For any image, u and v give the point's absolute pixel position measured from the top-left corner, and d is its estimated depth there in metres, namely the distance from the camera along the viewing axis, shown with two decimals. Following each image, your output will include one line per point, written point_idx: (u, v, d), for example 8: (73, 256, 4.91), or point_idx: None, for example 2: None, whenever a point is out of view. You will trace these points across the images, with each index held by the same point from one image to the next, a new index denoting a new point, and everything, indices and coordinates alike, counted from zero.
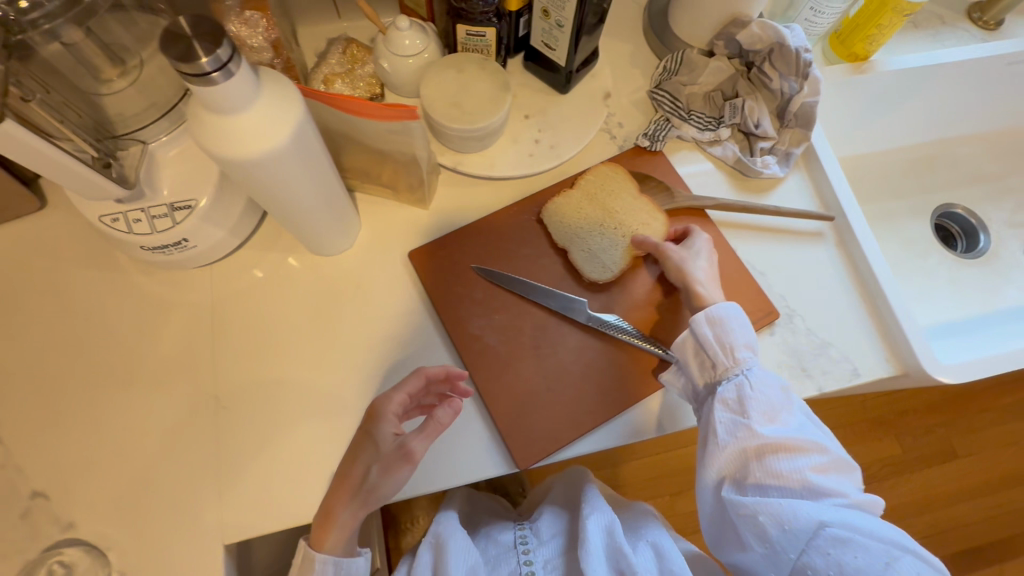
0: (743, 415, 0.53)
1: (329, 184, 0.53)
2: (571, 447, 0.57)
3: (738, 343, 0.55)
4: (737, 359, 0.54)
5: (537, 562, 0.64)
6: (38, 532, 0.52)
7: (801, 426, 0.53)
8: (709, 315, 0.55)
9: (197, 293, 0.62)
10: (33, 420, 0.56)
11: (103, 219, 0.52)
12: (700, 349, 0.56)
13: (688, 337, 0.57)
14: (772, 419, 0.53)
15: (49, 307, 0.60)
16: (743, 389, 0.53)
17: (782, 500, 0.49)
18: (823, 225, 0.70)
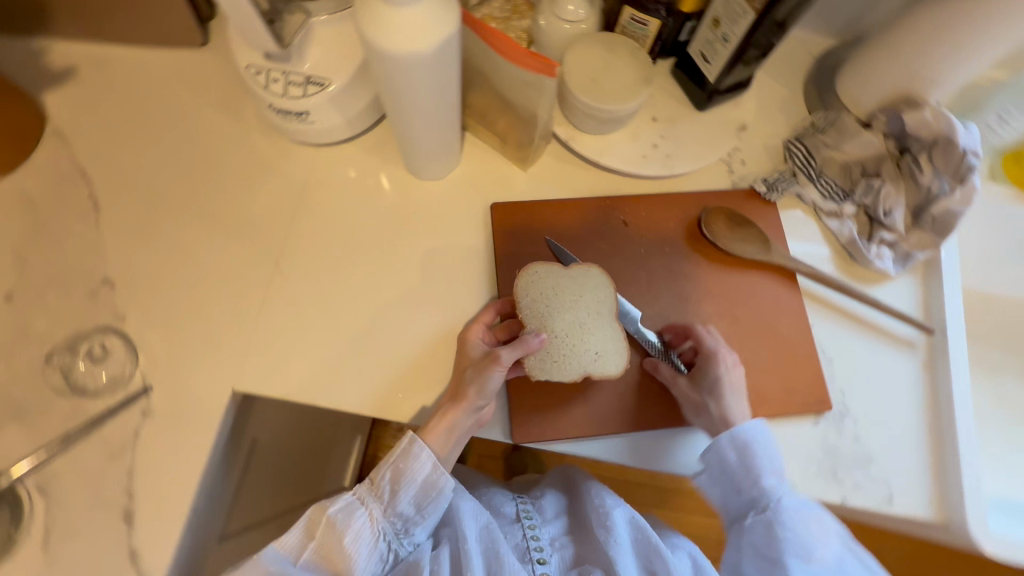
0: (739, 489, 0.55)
1: (448, 108, 0.55)
2: (565, 442, 0.57)
3: (751, 437, 0.54)
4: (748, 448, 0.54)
5: (544, 537, 0.68)
6: (95, 312, 0.58)
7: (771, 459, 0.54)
8: (735, 437, 0.54)
9: (296, 166, 0.65)
10: (126, 219, 0.62)
11: (248, 69, 0.56)
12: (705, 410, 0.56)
13: (712, 457, 0.55)
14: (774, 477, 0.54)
15: (175, 131, 0.66)
16: (775, 527, 0.53)
17: None
18: (917, 339, 0.64)
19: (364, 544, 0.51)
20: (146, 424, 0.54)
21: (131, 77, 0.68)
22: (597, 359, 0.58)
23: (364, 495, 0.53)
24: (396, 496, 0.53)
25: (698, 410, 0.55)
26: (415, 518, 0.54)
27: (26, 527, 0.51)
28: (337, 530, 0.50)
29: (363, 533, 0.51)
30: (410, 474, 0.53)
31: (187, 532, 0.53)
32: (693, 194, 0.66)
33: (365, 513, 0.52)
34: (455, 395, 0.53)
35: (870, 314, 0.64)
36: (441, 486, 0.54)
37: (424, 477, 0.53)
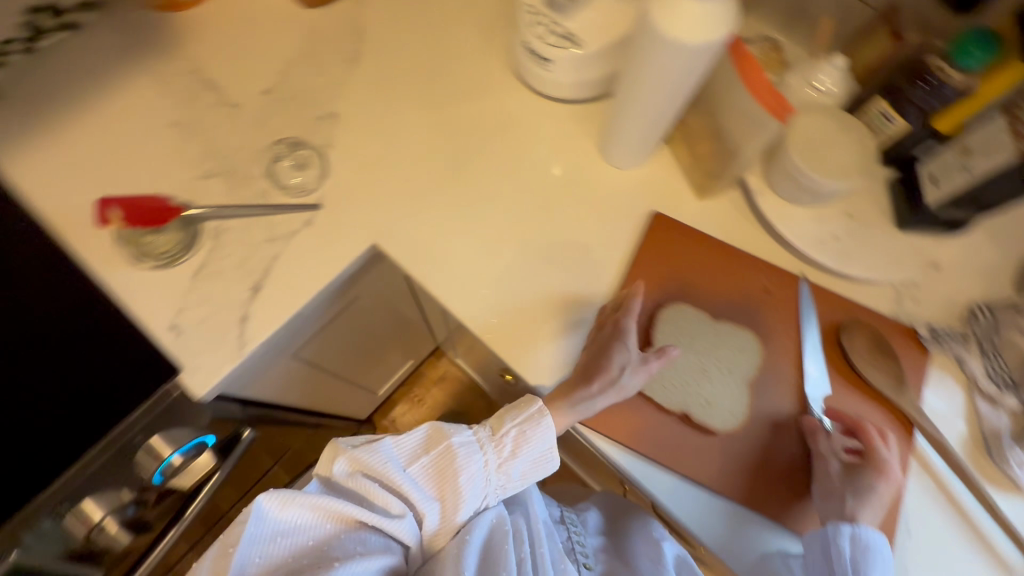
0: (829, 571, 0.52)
1: (669, 107, 0.59)
2: (613, 450, 0.58)
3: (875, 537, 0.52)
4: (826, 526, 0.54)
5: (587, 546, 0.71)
6: (312, 132, 0.69)
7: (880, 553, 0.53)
8: (857, 536, 0.52)
9: (511, 101, 0.73)
10: (369, 78, 0.73)
11: (525, 6, 0.64)
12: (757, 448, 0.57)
13: (821, 540, 0.53)
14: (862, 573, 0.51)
15: (437, 31, 0.76)
16: None
17: None
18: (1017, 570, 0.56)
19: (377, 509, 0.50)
20: (303, 231, 0.64)
21: None
22: (705, 407, 0.58)
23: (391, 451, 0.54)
24: (433, 452, 0.55)
25: (829, 496, 0.54)
26: (455, 492, 0.54)
27: (187, 256, 0.62)
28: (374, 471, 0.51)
29: (403, 491, 0.52)
30: (446, 455, 0.55)
31: (285, 327, 0.62)
32: (845, 300, 0.64)
33: (382, 478, 0.51)
34: (555, 390, 0.57)
35: (976, 516, 0.58)
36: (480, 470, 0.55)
37: (450, 464, 0.54)
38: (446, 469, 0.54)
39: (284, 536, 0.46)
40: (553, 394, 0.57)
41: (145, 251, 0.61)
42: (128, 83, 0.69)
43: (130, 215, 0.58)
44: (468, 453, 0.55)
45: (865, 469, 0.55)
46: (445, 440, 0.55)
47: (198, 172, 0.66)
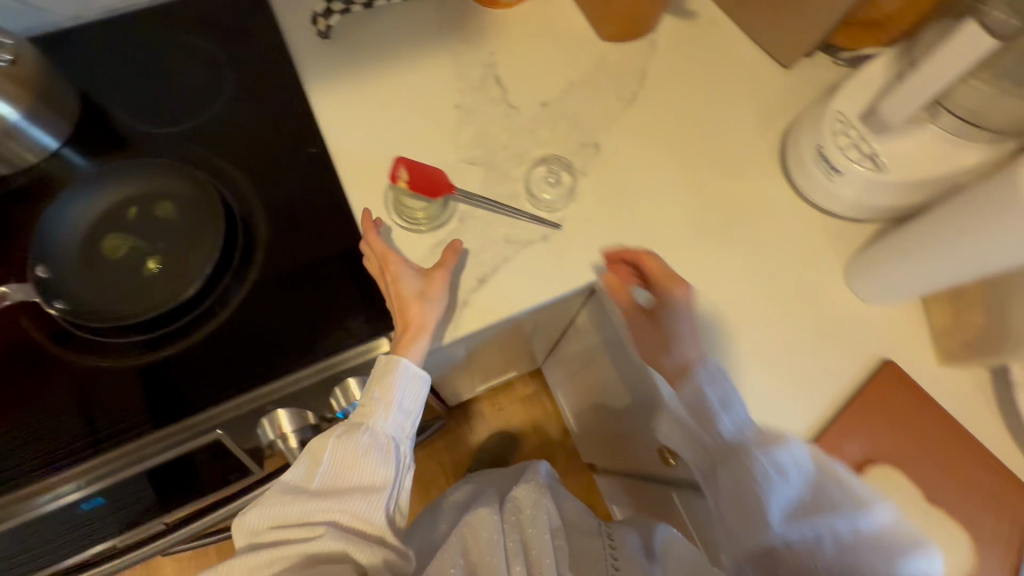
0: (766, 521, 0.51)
1: (968, 269, 0.55)
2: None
3: (746, 425, 0.54)
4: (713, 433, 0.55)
5: None
6: (573, 156, 0.71)
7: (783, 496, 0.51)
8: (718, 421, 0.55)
9: (768, 191, 0.71)
10: (638, 122, 0.74)
11: (833, 112, 0.63)
12: (699, 416, 0.56)
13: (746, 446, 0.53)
14: (783, 473, 0.51)
15: (714, 99, 0.76)
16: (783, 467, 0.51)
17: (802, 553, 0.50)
18: None
19: (382, 454, 0.57)
20: (538, 244, 0.67)
21: (723, 45, 0.80)
22: None
23: (367, 410, 0.58)
24: (389, 413, 0.58)
25: (766, 445, 0.52)
26: (411, 413, 0.60)
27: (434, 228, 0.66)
28: (348, 453, 0.56)
29: (385, 449, 0.57)
30: (395, 381, 0.57)
31: (496, 324, 0.64)
32: None
33: (368, 431, 0.57)
34: (402, 300, 0.58)
35: None
36: (415, 368, 0.58)
37: (399, 376, 0.57)
38: (409, 415, 0.59)
39: (277, 510, 0.54)
40: (389, 269, 0.59)
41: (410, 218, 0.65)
42: (432, 58, 0.76)
43: (414, 181, 0.62)
44: (414, 381, 0.58)
45: (658, 353, 0.62)
46: (387, 357, 0.58)
47: (465, 156, 0.70)
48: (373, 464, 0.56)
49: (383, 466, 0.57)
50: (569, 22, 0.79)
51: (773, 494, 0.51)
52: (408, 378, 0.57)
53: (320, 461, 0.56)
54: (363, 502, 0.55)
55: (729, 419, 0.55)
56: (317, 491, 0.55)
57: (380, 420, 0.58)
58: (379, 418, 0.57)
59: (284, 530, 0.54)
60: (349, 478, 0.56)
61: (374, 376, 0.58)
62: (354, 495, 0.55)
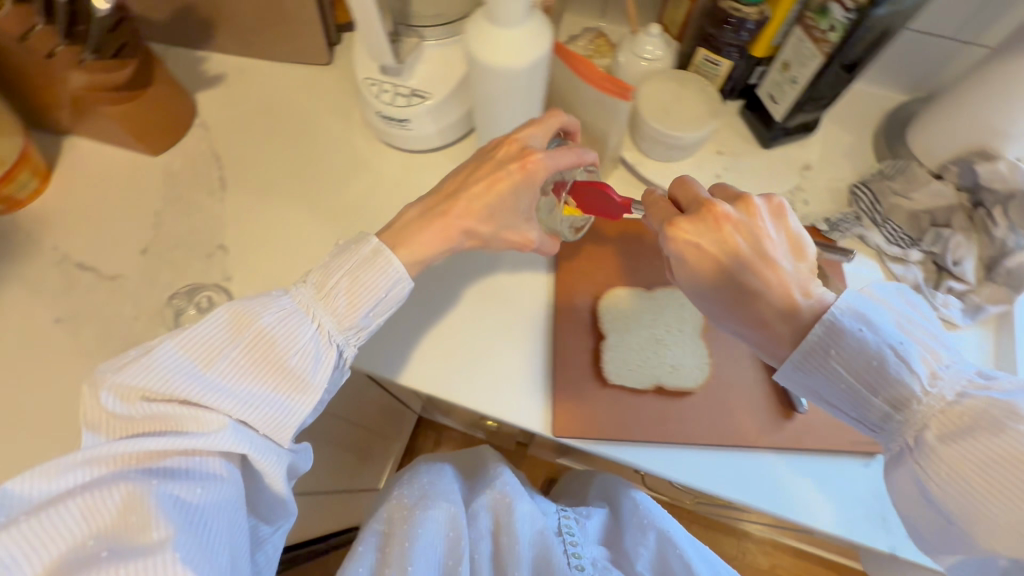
0: (984, 465, 0.40)
1: (529, 123, 0.62)
2: (606, 445, 0.59)
3: (877, 345, 0.43)
4: (907, 394, 0.43)
5: (581, 547, 0.69)
6: (209, 270, 0.67)
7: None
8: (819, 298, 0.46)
9: (389, 166, 0.74)
10: (242, 197, 0.72)
11: (365, 81, 0.66)
12: (842, 384, 0.44)
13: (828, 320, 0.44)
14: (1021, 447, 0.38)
15: (293, 129, 0.77)
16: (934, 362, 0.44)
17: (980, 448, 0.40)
18: None
19: (312, 357, 0.51)
20: None
21: (266, 84, 0.80)
22: (673, 371, 0.60)
23: (312, 313, 0.51)
24: (343, 322, 0.52)
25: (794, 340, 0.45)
26: (371, 328, 0.53)
27: None
28: (274, 343, 0.49)
29: (324, 362, 0.51)
30: (377, 293, 0.52)
31: None
32: None
33: (310, 326, 0.51)
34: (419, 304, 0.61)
35: None
36: (406, 296, 0.54)
37: (386, 288, 0.52)
38: (365, 329, 0.53)
39: (148, 378, 0.45)
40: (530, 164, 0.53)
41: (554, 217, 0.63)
42: None
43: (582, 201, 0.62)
44: (392, 298, 0.53)
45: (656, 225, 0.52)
46: (393, 270, 0.52)
47: (105, 357, 0.63)
48: (299, 369, 0.50)
49: (309, 373, 0.50)
50: (112, 162, 0.73)
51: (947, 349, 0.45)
52: (395, 290, 0.52)
53: (227, 339, 0.49)
54: (268, 409, 0.49)
55: (848, 350, 0.43)
56: (222, 377, 0.48)
57: (330, 323, 0.51)
58: (330, 321, 0.51)
59: (157, 418, 0.45)
60: (250, 381, 0.49)
61: (352, 270, 0.52)
62: (258, 408, 0.48)
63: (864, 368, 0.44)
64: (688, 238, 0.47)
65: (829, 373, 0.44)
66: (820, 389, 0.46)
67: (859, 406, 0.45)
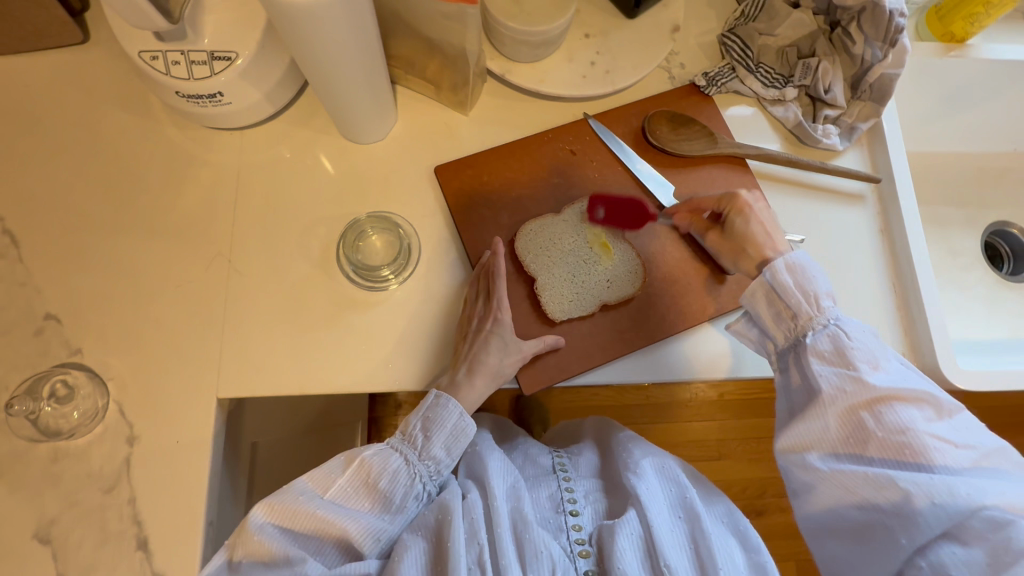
0: (848, 367, 0.47)
1: (373, 57, 0.51)
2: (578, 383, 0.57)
3: (819, 288, 0.50)
4: (820, 308, 0.49)
5: (579, 490, 0.66)
6: (49, 349, 0.54)
7: (906, 375, 0.47)
8: (786, 260, 0.51)
9: (222, 154, 0.61)
10: (48, 246, 0.57)
11: (143, 55, 0.51)
12: (773, 294, 0.51)
13: (762, 282, 0.52)
14: (876, 367, 0.47)
15: (77, 141, 0.59)
16: (838, 339, 0.48)
17: (863, 347, 0.47)
18: (865, 187, 0.68)
19: (402, 486, 0.51)
20: (134, 453, 0.52)
21: (11, 90, 0.60)
22: (611, 286, 0.59)
23: (403, 446, 0.53)
24: (428, 450, 0.53)
25: (742, 255, 0.55)
26: (446, 463, 0.54)
27: None
28: (372, 477, 0.51)
29: (409, 492, 0.52)
30: (445, 427, 0.53)
31: (207, 535, 0.52)
32: (633, 103, 0.66)
33: (399, 457, 0.52)
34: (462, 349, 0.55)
35: (822, 178, 0.67)
36: (470, 431, 0.54)
37: (453, 422, 0.53)
38: (446, 464, 0.54)
39: (283, 500, 0.48)
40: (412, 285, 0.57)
41: (375, 283, 0.58)
42: None
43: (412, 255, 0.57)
44: (459, 435, 0.54)
45: (731, 210, 0.57)
46: (458, 408, 0.53)
47: None
48: (388, 495, 0.51)
49: (399, 497, 0.51)
50: None
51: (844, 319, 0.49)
52: (457, 429, 0.53)
53: (345, 469, 0.51)
54: (363, 531, 0.49)
55: (812, 318, 0.50)
56: (335, 501, 0.49)
57: (412, 455, 0.53)
58: (415, 456, 0.52)
59: (291, 524, 0.47)
60: (360, 501, 0.50)
61: (426, 419, 0.53)
62: (359, 523, 0.49)
63: (781, 307, 0.51)
64: (747, 218, 0.56)
65: (760, 304, 0.52)
66: (760, 304, 0.52)
67: (780, 318, 0.51)
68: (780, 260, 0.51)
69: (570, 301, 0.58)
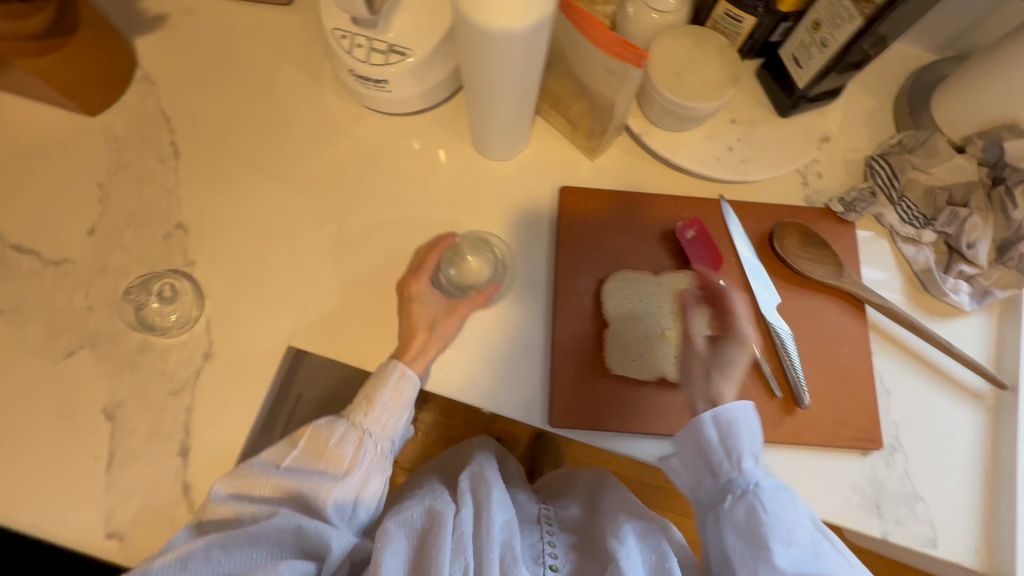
0: (756, 538, 0.48)
1: (530, 88, 0.55)
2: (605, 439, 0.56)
3: (747, 451, 0.50)
4: (741, 471, 0.50)
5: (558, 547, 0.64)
6: (169, 253, 0.60)
7: (816, 556, 0.48)
8: (718, 418, 0.51)
9: (366, 132, 0.66)
10: (199, 166, 0.64)
11: (335, 32, 0.57)
12: (699, 446, 0.52)
13: (692, 434, 0.52)
14: (789, 543, 0.48)
15: (253, 85, 0.67)
16: (755, 508, 0.49)
17: (789, 536, 0.48)
18: (987, 387, 0.61)
19: (351, 447, 0.52)
20: (205, 368, 0.57)
21: (217, 28, 0.69)
22: (677, 362, 0.57)
23: (350, 409, 0.54)
24: (370, 408, 0.53)
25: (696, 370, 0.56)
26: (397, 418, 0.54)
27: (92, 451, 0.54)
28: (322, 440, 0.52)
29: (365, 451, 0.53)
30: (388, 383, 0.53)
31: (240, 464, 0.55)
32: (764, 205, 0.64)
33: (346, 422, 0.53)
34: (414, 325, 0.56)
35: (938, 356, 0.61)
36: (416, 385, 0.54)
37: (396, 380, 0.53)
38: (394, 420, 0.54)
39: (239, 476, 0.50)
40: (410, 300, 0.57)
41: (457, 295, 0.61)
42: None
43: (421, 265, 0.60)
44: (403, 386, 0.53)
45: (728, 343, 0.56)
46: (399, 367, 0.53)
47: (55, 355, 0.56)
48: (343, 456, 0.52)
49: (352, 458, 0.52)
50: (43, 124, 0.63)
51: (775, 494, 0.50)
52: (401, 383, 0.53)
53: (297, 440, 0.52)
54: (318, 490, 0.49)
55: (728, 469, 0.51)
56: (291, 468, 0.51)
57: (361, 416, 0.53)
58: (361, 415, 0.53)
59: (249, 497, 0.49)
60: (314, 466, 0.51)
61: (371, 383, 0.54)
62: (312, 480, 0.50)
63: (707, 462, 0.52)
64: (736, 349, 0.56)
65: (694, 455, 0.52)
66: (686, 450, 0.53)
67: (705, 473, 0.52)
68: (706, 414, 0.52)
69: (637, 363, 0.57)
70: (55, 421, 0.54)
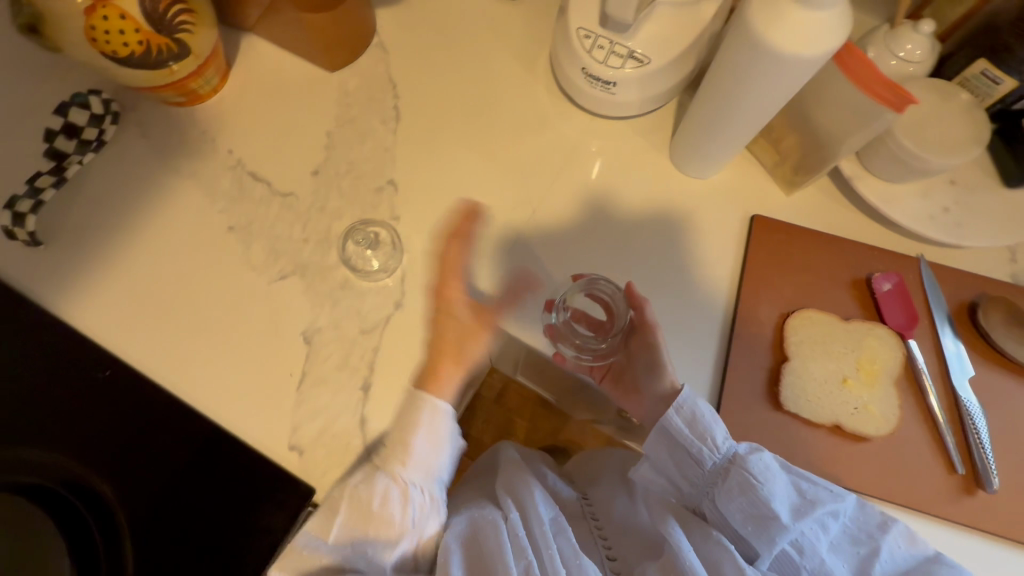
0: (761, 518, 0.48)
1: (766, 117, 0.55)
2: None
3: (707, 425, 0.51)
4: (713, 448, 0.51)
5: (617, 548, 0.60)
6: (379, 205, 0.65)
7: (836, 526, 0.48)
8: (683, 409, 0.52)
9: (571, 128, 0.69)
10: (416, 132, 0.69)
11: (578, 31, 0.60)
12: (674, 442, 0.53)
13: (662, 430, 0.53)
14: (792, 512, 0.48)
15: (474, 67, 0.71)
16: (752, 486, 0.49)
17: (800, 519, 0.48)
18: None
19: (399, 508, 0.52)
20: (395, 316, 0.61)
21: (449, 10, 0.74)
22: (856, 413, 0.56)
23: (381, 457, 0.54)
24: (407, 460, 0.53)
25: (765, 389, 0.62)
26: (434, 457, 0.54)
27: (289, 368, 0.59)
28: (364, 502, 0.51)
29: (413, 502, 0.53)
30: (422, 426, 0.54)
31: None
32: (967, 273, 0.61)
33: (384, 478, 0.52)
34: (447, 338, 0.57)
35: None
36: (445, 412, 0.54)
37: (430, 425, 0.54)
38: (433, 462, 0.54)
39: (290, 563, 0.50)
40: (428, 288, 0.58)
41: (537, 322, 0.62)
42: (170, 195, 0.65)
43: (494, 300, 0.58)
44: (437, 420, 0.54)
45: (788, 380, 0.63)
46: (428, 402, 0.54)
47: (272, 275, 0.62)
48: (391, 516, 0.51)
49: (403, 516, 0.52)
50: (289, 70, 0.70)
51: (754, 473, 0.49)
52: (435, 419, 0.54)
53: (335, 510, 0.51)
54: (379, 556, 0.51)
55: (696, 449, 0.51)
56: (340, 542, 0.51)
57: (400, 468, 0.53)
58: (399, 467, 0.53)
59: (314, 575, 0.50)
60: (368, 530, 0.51)
61: (400, 430, 0.54)
62: (371, 546, 0.51)
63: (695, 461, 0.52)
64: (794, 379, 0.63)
65: (681, 453, 0.52)
66: (662, 451, 0.54)
67: (688, 466, 0.53)
68: (675, 408, 0.52)
69: (813, 405, 0.56)
70: (262, 334, 0.60)
